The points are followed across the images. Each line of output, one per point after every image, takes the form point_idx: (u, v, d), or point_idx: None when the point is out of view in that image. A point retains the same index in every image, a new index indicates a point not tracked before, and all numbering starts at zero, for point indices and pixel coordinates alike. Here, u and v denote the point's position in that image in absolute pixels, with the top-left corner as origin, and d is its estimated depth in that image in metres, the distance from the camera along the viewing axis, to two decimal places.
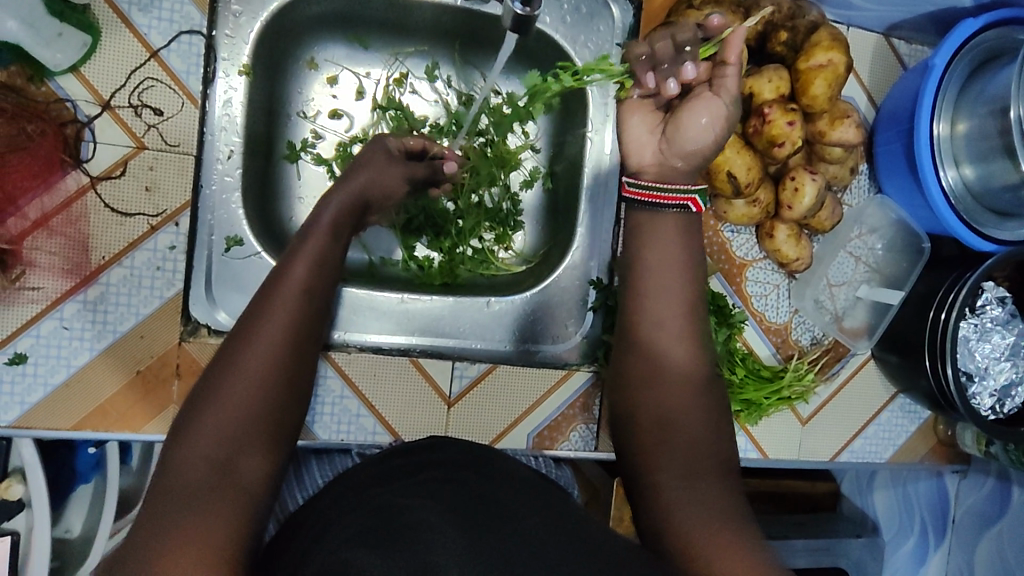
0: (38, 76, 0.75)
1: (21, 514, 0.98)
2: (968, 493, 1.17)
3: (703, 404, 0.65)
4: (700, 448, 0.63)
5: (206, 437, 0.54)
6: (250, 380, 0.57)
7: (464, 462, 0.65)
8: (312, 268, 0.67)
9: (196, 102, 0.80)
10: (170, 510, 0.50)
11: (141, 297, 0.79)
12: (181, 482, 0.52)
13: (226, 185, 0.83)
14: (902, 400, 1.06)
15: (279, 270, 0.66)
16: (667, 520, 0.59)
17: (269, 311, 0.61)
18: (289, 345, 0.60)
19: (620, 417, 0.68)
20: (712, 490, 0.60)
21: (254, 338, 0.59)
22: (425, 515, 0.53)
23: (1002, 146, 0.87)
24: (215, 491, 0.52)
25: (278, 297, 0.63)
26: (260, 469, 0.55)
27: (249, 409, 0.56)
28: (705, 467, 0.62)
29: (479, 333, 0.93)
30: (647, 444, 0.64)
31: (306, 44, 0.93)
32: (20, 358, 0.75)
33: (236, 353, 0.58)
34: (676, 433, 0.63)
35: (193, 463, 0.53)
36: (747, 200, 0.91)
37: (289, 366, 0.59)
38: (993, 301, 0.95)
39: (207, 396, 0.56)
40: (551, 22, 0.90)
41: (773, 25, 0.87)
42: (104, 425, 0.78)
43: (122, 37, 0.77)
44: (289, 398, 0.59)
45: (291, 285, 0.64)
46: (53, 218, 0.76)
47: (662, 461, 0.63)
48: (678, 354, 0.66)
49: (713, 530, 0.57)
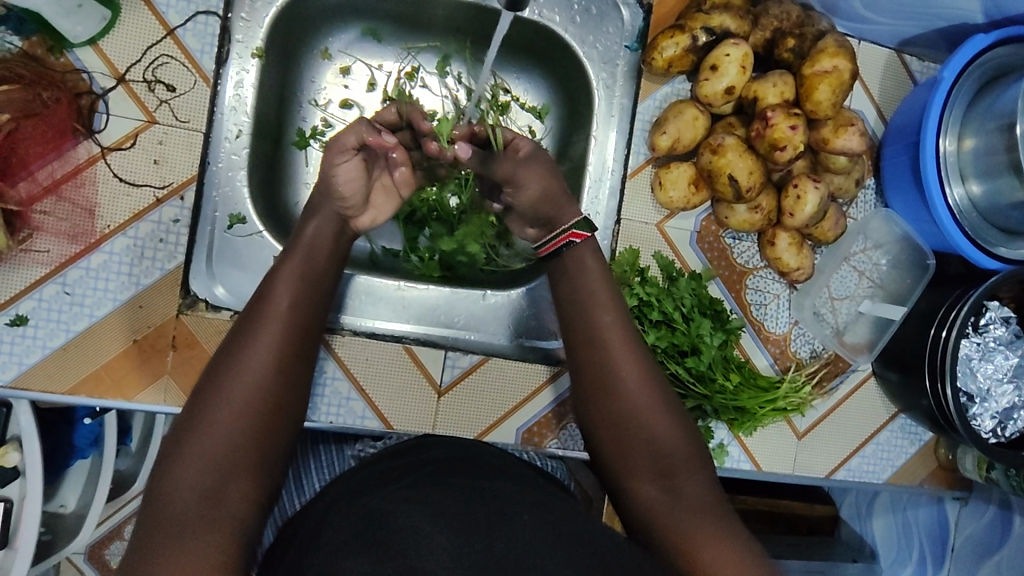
0: (58, 47, 0.78)
1: (16, 482, 0.95)
2: (967, 523, 1.12)
3: (665, 402, 0.69)
4: (667, 445, 0.66)
5: (193, 466, 0.55)
6: (234, 407, 0.58)
7: (451, 465, 0.64)
8: (298, 287, 0.68)
9: (208, 81, 0.83)
10: (159, 542, 0.51)
11: (142, 267, 0.80)
12: (170, 512, 0.53)
13: (232, 163, 0.85)
14: (902, 421, 1.04)
15: (265, 290, 0.68)
16: (651, 515, 0.63)
17: (253, 335, 0.63)
18: (275, 369, 0.61)
19: (584, 424, 0.71)
20: (693, 487, 0.64)
21: (237, 365, 0.61)
22: (412, 518, 0.54)
23: (1009, 163, 0.86)
24: (204, 519, 0.53)
25: (263, 319, 0.65)
26: (248, 495, 0.56)
27: (235, 437, 0.57)
28: (683, 468, 0.65)
29: (474, 325, 0.94)
30: (614, 446, 0.68)
31: (322, 34, 0.96)
32: (22, 319, 0.77)
33: (218, 381, 0.60)
34: (639, 431, 0.67)
35: (182, 493, 0.54)
36: (748, 205, 0.91)
37: (274, 388, 0.61)
38: (997, 321, 0.93)
39: (195, 420, 0.58)
40: (561, 21, 0.92)
41: (781, 32, 0.89)
42: (98, 392, 0.79)
43: (140, 15, 0.79)
44: (275, 423, 0.60)
45: (279, 304, 0.66)
46: (63, 185, 0.78)
47: (629, 461, 0.67)
48: (623, 358, 0.70)
49: (702, 524, 0.60)
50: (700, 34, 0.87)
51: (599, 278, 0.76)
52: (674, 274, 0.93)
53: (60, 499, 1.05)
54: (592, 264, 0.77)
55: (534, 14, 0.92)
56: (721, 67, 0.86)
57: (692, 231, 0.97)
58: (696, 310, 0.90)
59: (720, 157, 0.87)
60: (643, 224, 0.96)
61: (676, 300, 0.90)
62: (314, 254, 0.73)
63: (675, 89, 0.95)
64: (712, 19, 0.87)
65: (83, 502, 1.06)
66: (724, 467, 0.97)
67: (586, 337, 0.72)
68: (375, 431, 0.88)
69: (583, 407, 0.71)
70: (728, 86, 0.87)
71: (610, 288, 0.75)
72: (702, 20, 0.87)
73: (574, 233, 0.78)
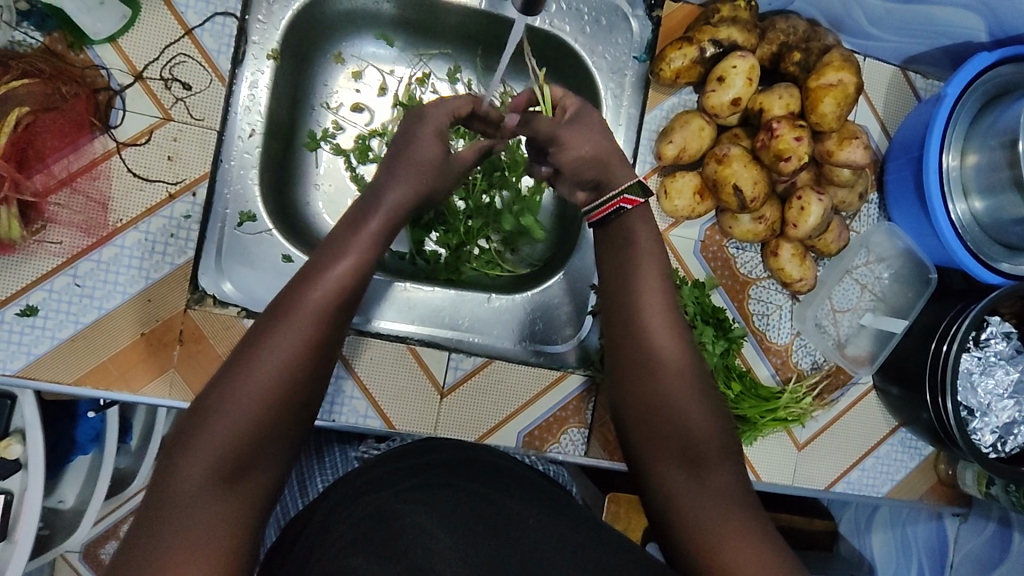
0: (78, 44, 0.79)
1: (17, 475, 0.96)
2: (967, 539, 1.14)
3: (696, 397, 0.68)
4: (701, 433, 0.66)
5: (211, 448, 0.54)
6: (259, 392, 0.57)
7: (457, 467, 0.65)
8: (352, 276, 0.65)
9: (223, 80, 0.84)
10: (166, 527, 0.51)
11: (152, 261, 0.81)
12: (183, 493, 0.53)
13: (244, 162, 0.86)
14: (902, 434, 1.03)
15: (306, 273, 0.65)
16: (675, 508, 0.63)
17: (288, 318, 0.60)
18: (304, 360, 0.59)
19: (616, 404, 0.71)
20: (720, 477, 0.63)
21: (266, 351, 0.58)
22: (418, 517, 0.55)
23: (1011, 179, 0.87)
24: (217, 503, 0.53)
25: (300, 302, 0.62)
26: (261, 483, 0.56)
27: (255, 426, 0.56)
28: (712, 454, 0.65)
29: (478, 328, 0.94)
30: (645, 435, 0.67)
31: (336, 38, 0.97)
32: (31, 310, 0.77)
33: (245, 365, 0.58)
34: (672, 422, 0.66)
35: (196, 474, 0.53)
36: (753, 216, 0.91)
37: (302, 378, 0.59)
38: (997, 335, 0.93)
39: (217, 400, 0.56)
40: (570, 31, 0.94)
41: (788, 46, 0.91)
42: (103, 383, 0.79)
43: (159, 15, 0.81)
44: (295, 414, 0.59)
45: (322, 291, 0.63)
46: (78, 178, 0.79)
47: (659, 446, 0.66)
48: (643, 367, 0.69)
49: (725, 517, 0.60)
50: (707, 46, 0.88)
51: (616, 276, 0.75)
52: (676, 282, 0.93)
53: (59, 495, 1.06)
54: (642, 233, 0.76)
55: (544, 23, 0.93)
56: (728, 79, 0.88)
57: (696, 240, 0.98)
58: (697, 318, 0.91)
59: (725, 167, 0.88)
60: None
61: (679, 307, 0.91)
62: (366, 252, 0.68)
63: (682, 99, 0.96)
64: (720, 32, 0.88)
65: (82, 498, 1.06)
66: None
67: (621, 319, 0.72)
68: (377, 430, 0.89)
69: (616, 390, 0.71)
70: (734, 97, 0.89)
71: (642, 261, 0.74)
72: (710, 32, 0.88)
73: (626, 197, 0.76)
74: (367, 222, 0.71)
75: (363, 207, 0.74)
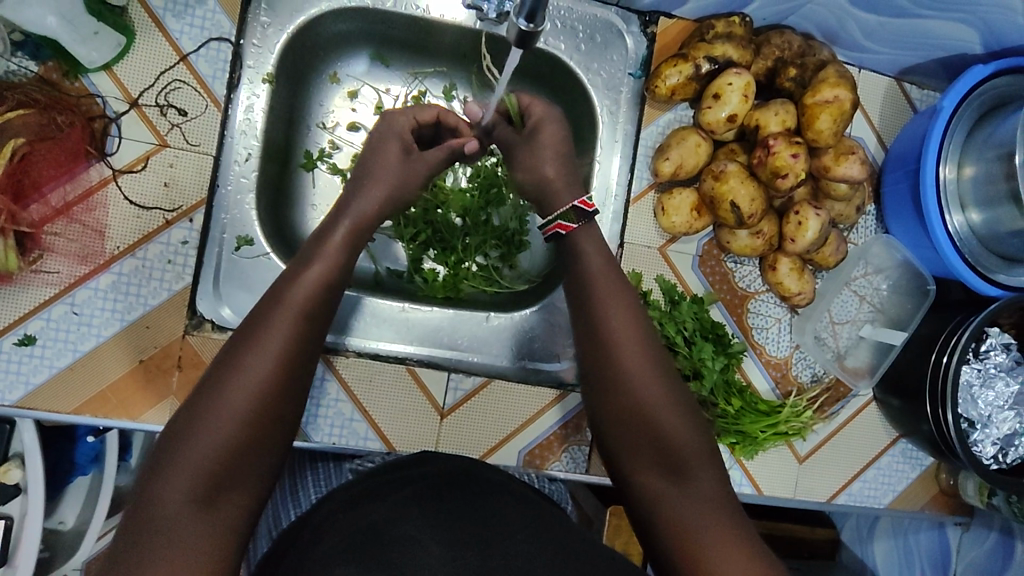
0: (73, 72, 0.79)
1: (16, 500, 0.97)
2: (969, 548, 1.13)
3: (679, 414, 0.66)
4: (682, 440, 0.65)
5: (188, 468, 0.54)
6: (233, 411, 0.56)
7: (455, 477, 0.66)
8: (321, 289, 0.65)
9: (219, 105, 0.84)
10: (145, 549, 0.51)
11: (150, 288, 0.81)
12: (163, 512, 0.53)
13: (241, 186, 0.85)
14: (904, 445, 1.03)
15: (278, 289, 0.64)
16: (659, 522, 0.63)
17: (262, 336, 0.60)
18: (278, 377, 0.58)
19: (595, 413, 0.71)
20: (707, 483, 0.64)
21: (241, 366, 0.58)
22: (411, 527, 0.56)
23: (1008, 192, 0.87)
24: (195, 523, 0.53)
25: (273, 319, 0.61)
26: (240, 502, 0.56)
27: (230, 443, 0.55)
28: (695, 464, 0.64)
29: (477, 347, 0.94)
30: (629, 452, 0.67)
31: (331, 59, 0.97)
32: (29, 339, 0.77)
33: (219, 384, 0.57)
34: (651, 432, 0.65)
35: (177, 492, 0.53)
36: (750, 231, 0.91)
37: (275, 393, 0.58)
38: (997, 347, 0.94)
39: (193, 420, 0.56)
40: (566, 48, 0.94)
41: (782, 61, 0.91)
42: (103, 411, 0.79)
43: (154, 41, 0.82)
44: (272, 430, 0.58)
45: (294, 306, 0.62)
46: (74, 207, 0.79)
47: (641, 455, 0.66)
48: (640, 389, 0.67)
49: (713, 522, 0.61)
50: (702, 63, 0.89)
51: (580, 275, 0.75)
52: (676, 297, 0.93)
53: (59, 516, 1.03)
54: None
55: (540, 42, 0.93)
56: (724, 95, 0.88)
57: (694, 254, 0.98)
58: (696, 334, 0.91)
59: (722, 183, 0.88)
60: (648, 247, 0.96)
61: (679, 324, 0.91)
62: (334, 261, 0.68)
63: (678, 115, 0.96)
64: (715, 48, 0.88)
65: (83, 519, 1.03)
66: None
67: (592, 336, 0.71)
68: (378, 452, 0.89)
69: (592, 399, 0.70)
70: (730, 114, 0.89)
71: (617, 279, 0.73)
72: (705, 49, 0.89)
73: (561, 225, 0.77)
74: (354, 235, 0.72)
75: (355, 225, 0.74)
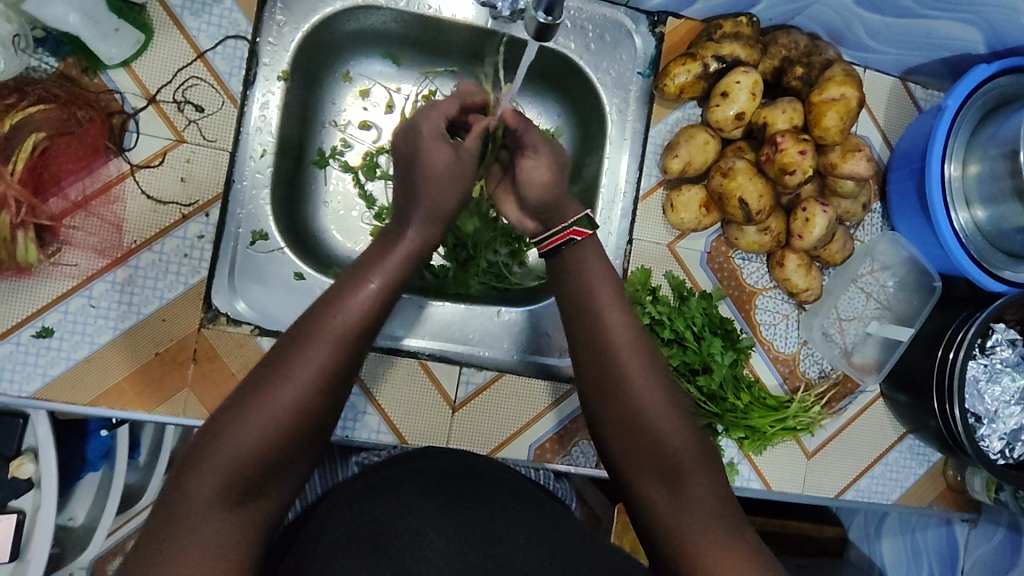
0: (92, 68, 0.81)
1: (30, 494, 0.96)
2: (977, 544, 1.12)
3: (679, 421, 0.67)
4: (675, 447, 0.65)
5: (222, 466, 0.54)
6: (273, 416, 0.57)
7: (470, 471, 0.67)
8: (375, 304, 0.65)
9: (235, 102, 0.85)
10: (173, 540, 0.52)
11: (167, 281, 0.82)
12: (193, 506, 0.53)
13: (257, 181, 0.87)
14: (911, 442, 1.04)
15: (329, 299, 0.64)
16: (660, 525, 0.63)
17: (309, 345, 0.60)
18: (318, 388, 0.59)
19: (592, 418, 0.71)
20: (702, 487, 0.64)
21: (287, 373, 0.58)
22: (427, 518, 0.57)
23: (1012, 188, 0.88)
24: (222, 521, 0.54)
25: (319, 328, 0.61)
26: (264, 505, 0.57)
27: (265, 447, 0.56)
28: (690, 469, 0.65)
29: (488, 342, 0.95)
30: (629, 457, 0.67)
31: (345, 58, 0.98)
32: (47, 332, 0.78)
33: (262, 387, 0.58)
34: (644, 436, 0.66)
35: (208, 489, 0.54)
36: (758, 227, 0.92)
37: (314, 404, 0.59)
38: (1003, 342, 0.95)
39: (231, 419, 0.57)
40: (576, 48, 0.95)
41: (790, 60, 0.93)
42: (120, 403, 0.80)
43: (173, 38, 0.83)
44: (304, 439, 0.59)
45: (354, 308, 0.64)
46: (92, 201, 0.80)
47: (637, 464, 0.66)
48: (645, 391, 0.67)
49: (710, 529, 0.61)
50: (711, 62, 0.90)
51: (573, 270, 0.77)
52: (685, 292, 0.94)
53: (70, 513, 1.03)
54: None
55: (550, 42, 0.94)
56: (732, 93, 0.89)
57: (702, 251, 0.99)
58: (707, 329, 0.92)
59: (730, 180, 0.89)
60: (655, 245, 0.97)
61: (687, 319, 0.91)
62: (391, 275, 0.69)
63: (686, 114, 0.97)
64: (723, 47, 0.90)
65: (94, 515, 1.03)
66: (735, 486, 0.97)
67: (589, 344, 0.71)
68: (389, 444, 0.90)
69: (593, 408, 0.70)
70: (737, 112, 0.90)
71: (611, 283, 0.75)
72: (713, 48, 0.90)
73: (576, 230, 0.77)
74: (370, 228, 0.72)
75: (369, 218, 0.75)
